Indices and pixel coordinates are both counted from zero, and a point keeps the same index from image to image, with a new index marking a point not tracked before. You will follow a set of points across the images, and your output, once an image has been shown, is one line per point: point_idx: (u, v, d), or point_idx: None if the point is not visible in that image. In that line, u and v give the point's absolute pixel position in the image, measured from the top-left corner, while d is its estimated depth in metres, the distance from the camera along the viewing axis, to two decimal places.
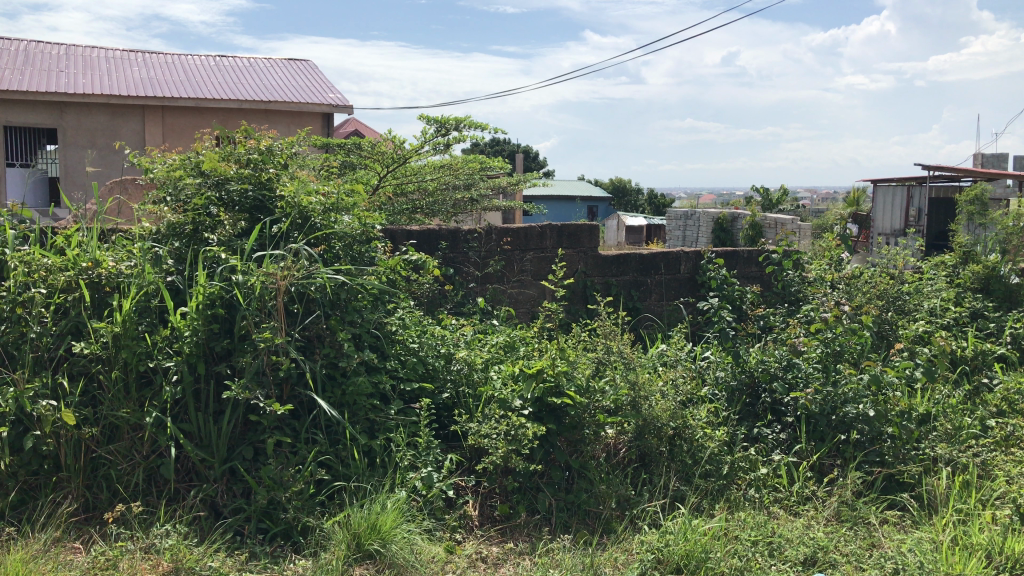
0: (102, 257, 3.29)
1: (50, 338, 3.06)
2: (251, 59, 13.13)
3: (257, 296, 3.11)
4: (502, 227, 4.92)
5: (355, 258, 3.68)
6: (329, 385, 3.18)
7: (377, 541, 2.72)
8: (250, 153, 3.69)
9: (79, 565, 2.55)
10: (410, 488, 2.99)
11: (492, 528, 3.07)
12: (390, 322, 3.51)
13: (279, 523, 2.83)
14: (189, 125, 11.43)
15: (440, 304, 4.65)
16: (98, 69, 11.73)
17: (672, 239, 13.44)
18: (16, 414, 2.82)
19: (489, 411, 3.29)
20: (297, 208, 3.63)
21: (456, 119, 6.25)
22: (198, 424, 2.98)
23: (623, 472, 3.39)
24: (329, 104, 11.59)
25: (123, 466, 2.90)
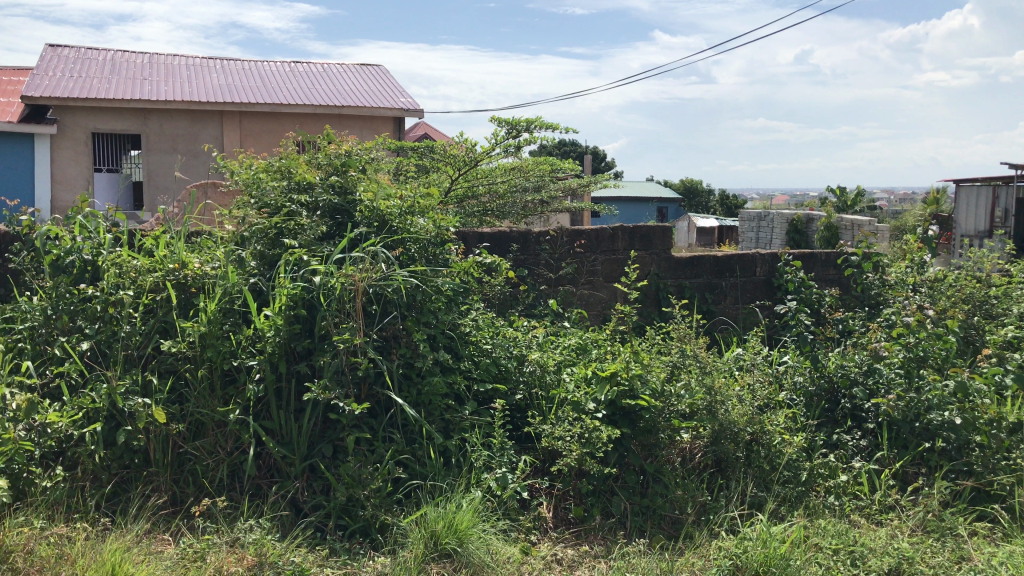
0: (189, 258, 3.42)
1: (139, 337, 3.18)
2: (325, 65, 13.44)
3: (337, 297, 3.20)
4: (574, 230, 4.91)
5: (431, 260, 3.70)
6: (405, 384, 3.23)
7: (454, 540, 2.75)
8: (333, 159, 3.80)
9: (169, 556, 2.62)
10: (485, 489, 3.01)
11: (567, 531, 3.07)
12: (464, 323, 3.54)
13: (357, 520, 2.88)
14: (266, 129, 11.74)
15: (512, 306, 4.68)
16: (179, 77, 12.13)
17: (745, 241, 13.23)
18: (109, 409, 2.96)
19: (563, 413, 3.31)
20: (376, 211, 3.70)
21: (526, 120, 6.27)
22: (279, 422, 3.06)
23: (699, 477, 3.36)
24: (400, 108, 11.76)
25: (208, 461, 2.99)
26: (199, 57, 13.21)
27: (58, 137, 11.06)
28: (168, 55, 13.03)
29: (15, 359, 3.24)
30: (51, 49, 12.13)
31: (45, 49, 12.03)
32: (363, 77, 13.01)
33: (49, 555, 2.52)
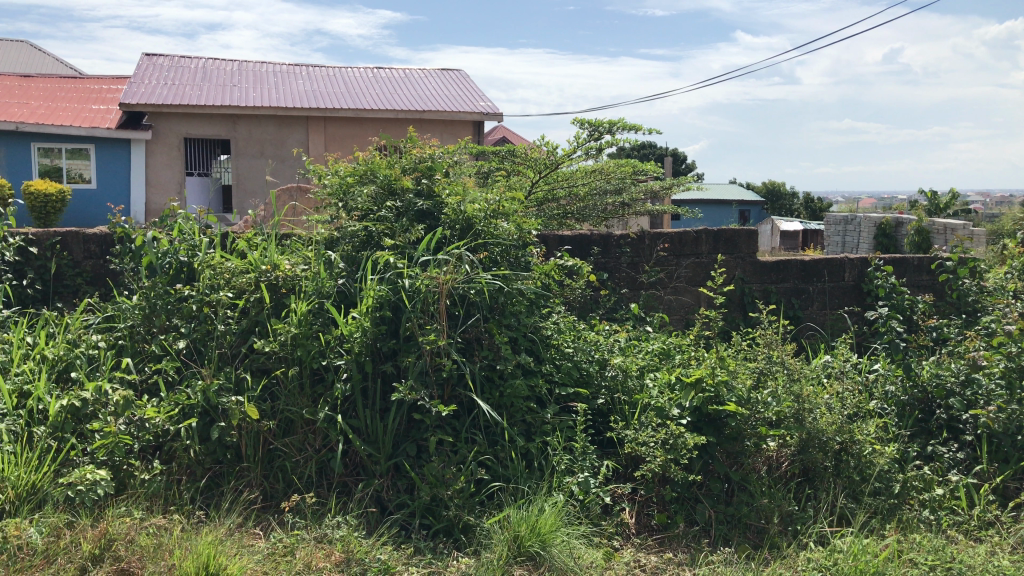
0: (280, 261, 3.54)
1: (233, 336, 3.32)
2: (407, 70, 13.66)
3: (421, 298, 3.25)
4: (658, 233, 4.87)
5: (513, 264, 3.70)
6: (488, 387, 3.25)
7: (537, 543, 2.75)
8: (416, 162, 3.86)
9: (261, 550, 2.68)
10: (567, 493, 3.00)
11: (650, 537, 3.04)
12: (546, 326, 3.54)
13: (441, 520, 2.91)
14: (349, 134, 11.98)
15: (593, 310, 4.65)
16: (267, 83, 12.49)
17: (830, 244, 12.91)
18: (204, 405, 3.07)
19: (646, 418, 3.28)
20: (461, 214, 3.74)
21: (609, 121, 6.23)
22: (365, 420, 3.12)
23: (786, 487, 3.27)
24: (480, 113, 11.86)
25: (297, 458, 3.06)
26: (285, 64, 13.60)
27: (152, 143, 11.46)
28: (256, 63, 13.45)
29: (116, 356, 3.37)
30: (148, 59, 12.64)
31: (141, 59, 12.54)
32: (444, 81, 13.17)
33: (148, 545, 2.60)
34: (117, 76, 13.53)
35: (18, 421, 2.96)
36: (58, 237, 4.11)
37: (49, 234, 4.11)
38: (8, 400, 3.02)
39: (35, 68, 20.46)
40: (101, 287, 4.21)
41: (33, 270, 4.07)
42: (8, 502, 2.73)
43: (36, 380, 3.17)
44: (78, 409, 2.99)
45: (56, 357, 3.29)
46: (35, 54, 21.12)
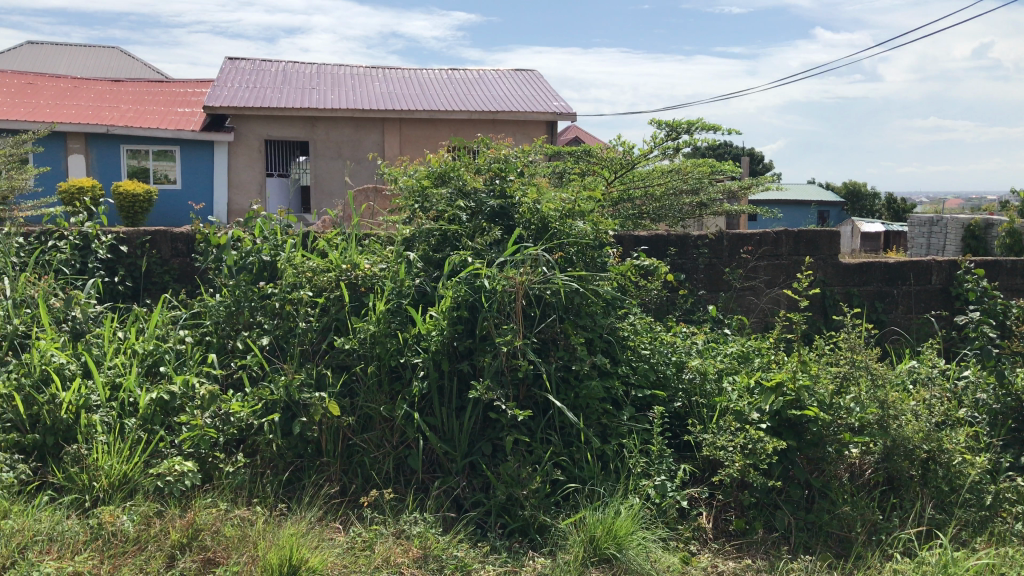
0: (360, 260, 3.63)
1: (314, 333, 3.40)
2: (481, 71, 13.74)
3: (497, 298, 3.26)
4: (736, 235, 4.80)
5: (589, 264, 3.67)
6: (563, 387, 3.23)
7: (614, 545, 2.74)
8: (491, 163, 3.87)
9: (340, 544, 2.73)
10: (643, 496, 2.98)
11: (728, 543, 3.00)
12: (622, 328, 3.51)
13: (517, 519, 2.91)
14: (423, 136, 12.12)
15: (669, 312, 4.61)
16: (344, 85, 12.72)
17: (914, 246, 12.52)
18: (286, 400, 3.16)
19: (725, 422, 3.25)
20: (537, 214, 3.74)
21: (688, 121, 6.15)
22: (441, 418, 3.16)
23: (869, 495, 3.19)
24: (553, 113, 11.84)
25: (376, 454, 3.11)
26: (361, 67, 13.84)
27: (235, 145, 11.80)
28: (333, 66, 13.72)
29: (203, 351, 3.49)
30: (231, 63, 13.03)
31: (225, 63, 12.92)
32: (517, 82, 13.20)
33: (233, 535, 2.67)
34: (202, 80, 13.96)
35: (110, 412, 3.07)
36: (147, 237, 4.26)
37: (139, 233, 4.27)
38: (102, 392, 3.14)
39: (125, 74, 21.26)
40: (188, 284, 4.33)
41: (124, 268, 4.23)
42: (102, 489, 2.84)
43: (128, 373, 3.28)
44: (166, 402, 3.11)
45: (145, 351, 3.40)
46: (124, 60, 21.95)
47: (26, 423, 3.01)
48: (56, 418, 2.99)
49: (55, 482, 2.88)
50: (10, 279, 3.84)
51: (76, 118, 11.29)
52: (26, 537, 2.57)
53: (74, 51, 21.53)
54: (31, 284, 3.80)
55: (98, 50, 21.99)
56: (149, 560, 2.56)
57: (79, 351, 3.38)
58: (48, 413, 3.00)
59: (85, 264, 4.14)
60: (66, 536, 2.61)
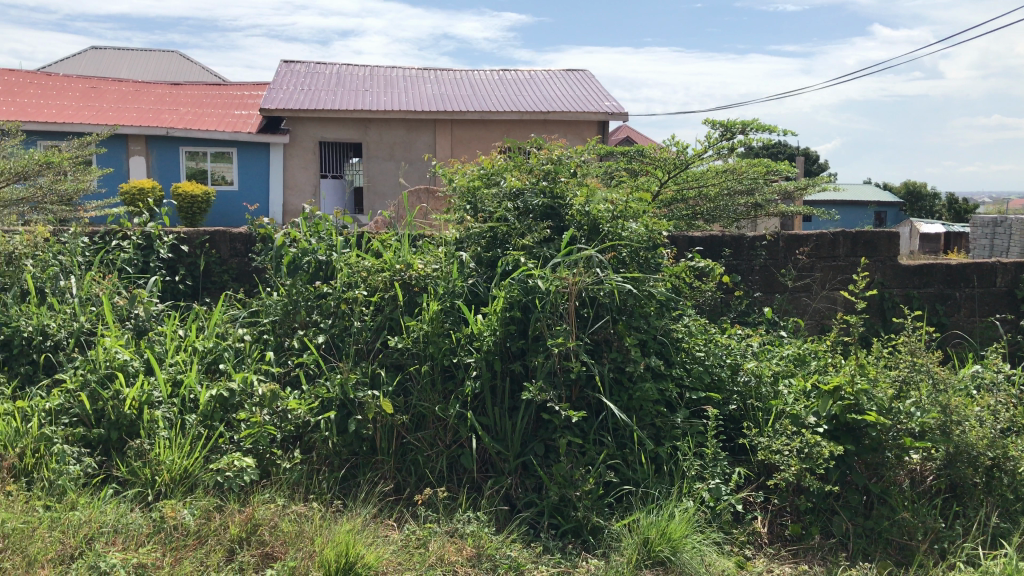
0: (413, 260, 3.66)
1: (368, 332, 3.45)
2: (532, 72, 13.75)
3: (551, 299, 3.26)
4: (793, 236, 4.74)
5: (643, 265, 3.62)
6: (617, 389, 3.22)
7: (667, 548, 2.72)
8: (543, 164, 3.87)
9: (395, 541, 2.75)
10: (698, 499, 2.95)
11: (784, 548, 2.96)
12: (677, 329, 3.47)
13: (570, 520, 2.91)
14: (475, 137, 12.17)
15: (723, 313, 4.57)
16: (397, 87, 12.84)
17: (977, 248, 12.20)
18: (341, 398, 3.20)
19: (780, 426, 3.20)
20: (587, 215, 3.72)
21: (743, 121, 6.08)
22: (494, 418, 3.17)
23: (931, 502, 3.12)
24: (605, 113, 11.80)
25: (429, 453, 3.14)
26: (414, 69, 13.96)
27: (290, 147, 11.99)
28: (386, 68, 13.88)
29: (260, 350, 3.56)
30: (287, 66, 13.25)
31: (281, 66, 13.16)
32: (569, 82, 13.18)
33: (291, 530, 2.71)
34: (258, 83, 14.22)
35: (172, 409, 3.14)
36: (207, 237, 4.36)
37: (199, 233, 4.37)
38: (164, 388, 3.21)
39: (184, 77, 21.73)
40: (245, 284, 4.41)
41: (184, 268, 4.33)
42: (164, 483, 2.91)
43: (189, 370, 3.36)
44: (226, 399, 3.17)
45: (206, 349, 3.48)
46: (184, 64, 22.43)
47: (92, 418, 3.10)
48: (120, 414, 3.07)
49: (119, 475, 2.96)
50: (76, 278, 3.96)
51: (138, 121, 11.58)
52: (93, 529, 2.64)
53: (136, 56, 22.09)
54: (96, 283, 3.91)
55: (158, 54, 22.53)
56: (209, 553, 2.61)
57: (142, 348, 3.46)
58: (113, 409, 3.09)
59: (147, 263, 4.25)
60: (130, 529, 2.67)
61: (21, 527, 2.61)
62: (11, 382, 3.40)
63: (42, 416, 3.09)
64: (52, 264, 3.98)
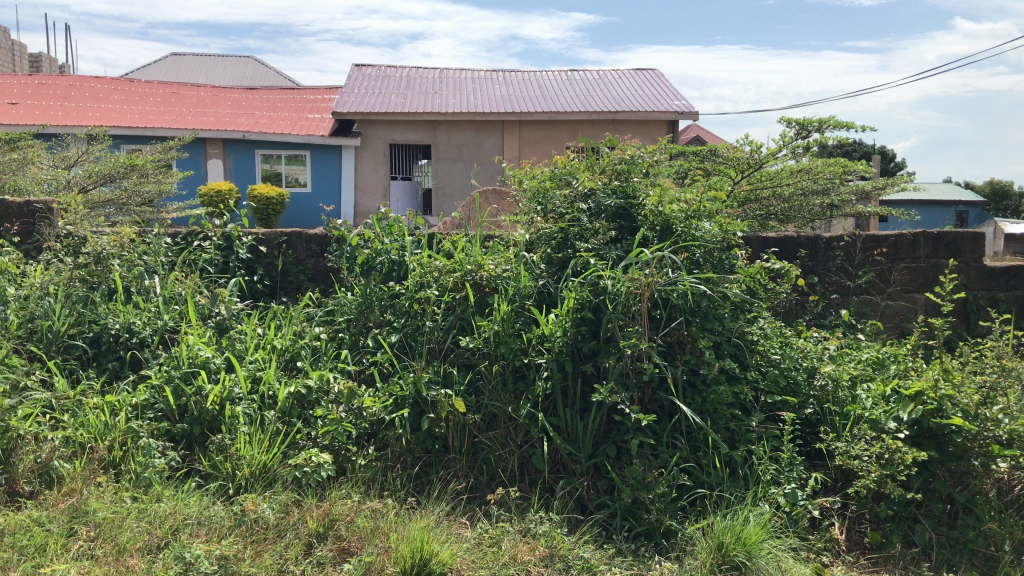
0: (484, 261, 3.68)
1: (440, 332, 3.48)
2: (601, 72, 13.70)
3: (623, 300, 3.24)
4: (871, 237, 4.63)
5: (717, 266, 3.57)
6: (690, 391, 3.19)
7: (742, 553, 2.68)
8: (615, 164, 3.88)
9: (468, 539, 2.77)
10: (773, 504, 2.91)
11: (863, 556, 2.89)
12: (752, 331, 3.42)
13: (642, 522, 2.90)
14: (545, 138, 12.19)
15: (798, 315, 4.49)
16: (466, 89, 12.94)
17: None
18: (414, 396, 3.25)
19: (859, 431, 3.13)
20: (660, 215, 3.67)
21: (819, 120, 5.96)
22: (565, 419, 3.17)
23: (1020, 513, 3.01)
24: (674, 112, 11.69)
25: (500, 452, 3.16)
26: (483, 71, 14.06)
27: (361, 150, 12.20)
28: (455, 71, 14.01)
29: (336, 348, 3.64)
30: (357, 70, 13.47)
31: (352, 70, 13.39)
32: (638, 82, 13.11)
33: (367, 527, 2.76)
34: (331, 87, 14.49)
35: (252, 405, 3.23)
36: (284, 237, 4.46)
37: (276, 233, 4.47)
38: (243, 385, 3.30)
39: (259, 82, 22.24)
40: (321, 284, 4.50)
41: (262, 268, 4.45)
42: (244, 478, 2.98)
43: (268, 368, 3.44)
44: (303, 395, 3.25)
45: (284, 347, 3.57)
46: (259, 69, 23.00)
47: (176, 413, 3.20)
48: (202, 409, 3.17)
49: (201, 469, 3.04)
50: (160, 278, 4.09)
51: (216, 125, 11.92)
52: (177, 520, 2.72)
53: (213, 62, 22.73)
54: (179, 283, 4.04)
55: (235, 59, 23.15)
56: (288, 546, 2.67)
57: (223, 344, 3.56)
58: (195, 404, 3.18)
59: (226, 263, 4.37)
60: (212, 521, 2.74)
61: (110, 517, 2.71)
62: (100, 377, 3.53)
63: (129, 410, 3.20)
64: (137, 263, 4.12)
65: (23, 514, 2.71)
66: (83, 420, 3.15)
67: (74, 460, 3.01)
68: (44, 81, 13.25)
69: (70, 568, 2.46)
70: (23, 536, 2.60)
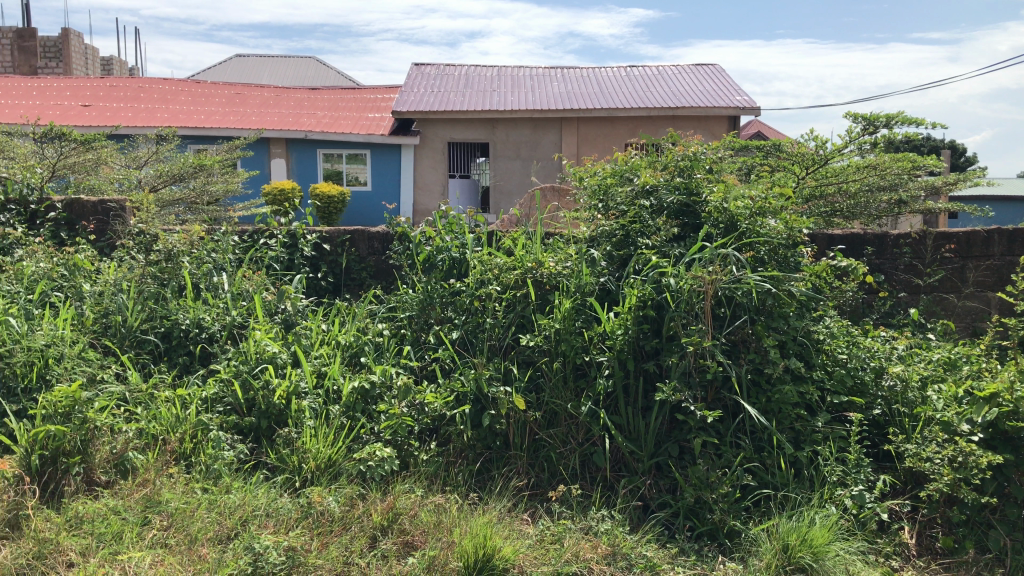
0: (544, 258, 3.68)
1: (501, 329, 3.50)
2: (661, 67, 13.58)
3: (686, 298, 3.22)
4: (942, 234, 4.51)
5: (781, 263, 3.52)
6: (754, 391, 3.16)
7: (809, 554, 2.64)
8: (679, 161, 3.80)
9: (531, 535, 2.78)
10: (840, 507, 2.86)
11: (934, 561, 2.83)
12: (818, 331, 3.36)
13: (705, 522, 2.87)
14: (603, 135, 12.13)
15: (865, 314, 4.40)
16: (524, 87, 12.95)
17: None
18: (475, 393, 3.28)
19: (930, 433, 3.06)
20: (726, 211, 3.62)
21: (887, 115, 5.81)
22: (627, 418, 3.17)
23: None
24: (735, 107, 11.54)
25: (562, 449, 3.17)
26: (541, 68, 14.05)
27: (420, 148, 12.31)
28: (513, 68, 14.03)
29: (397, 344, 3.69)
30: (417, 69, 13.59)
31: (412, 69, 13.51)
32: (698, 77, 12.97)
33: (430, 521, 2.79)
34: (391, 86, 14.65)
35: (317, 399, 3.29)
36: (347, 236, 4.54)
37: (340, 231, 4.55)
38: (309, 380, 3.37)
39: (321, 82, 22.55)
40: (383, 281, 4.56)
41: (326, 265, 4.53)
42: (310, 471, 3.04)
43: (332, 363, 3.50)
44: (367, 391, 3.31)
45: (348, 342, 3.62)
46: (321, 70, 23.34)
47: (244, 407, 3.28)
48: (270, 403, 3.24)
49: (269, 462, 3.11)
50: (228, 275, 4.18)
51: (279, 125, 12.15)
52: (246, 512, 2.79)
53: (277, 63, 23.14)
54: (247, 279, 4.13)
55: (296, 61, 23.48)
56: (353, 539, 2.71)
57: (289, 339, 3.63)
58: (263, 398, 3.26)
59: (292, 261, 4.46)
60: (280, 513, 2.80)
61: (183, 507, 2.79)
62: (171, 370, 3.63)
63: (200, 403, 3.28)
64: (206, 260, 4.22)
65: (100, 503, 2.80)
66: (156, 413, 3.23)
67: (148, 451, 3.09)
68: (115, 82, 13.65)
69: (146, 556, 2.54)
70: (101, 524, 2.69)
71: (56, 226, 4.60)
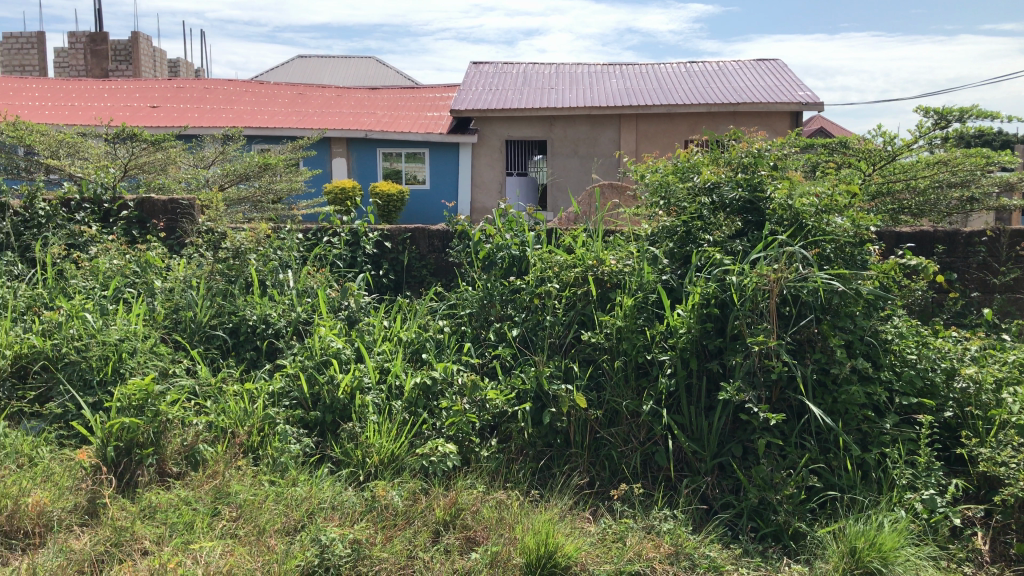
0: (606, 257, 3.68)
1: (561, 327, 3.51)
2: (721, 63, 13.41)
3: (750, 297, 3.18)
4: (1017, 232, 4.37)
5: (847, 262, 3.44)
6: (820, 391, 3.11)
7: (877, 559, 2.58)
8: (742, 157, 3.79)
9: (593, 533, 2.78)
10: (910, 510, 2.80)
11: (1009, 568, 2.73)
12: (886, 330, 3.29)
13: (770, 523, 2.84)
14: (662, 131, 12.02)
15: (935, 314, 4.30)
16: (582, 84, 12.91)
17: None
18: (535, 391, 3.31)
19: (1005, 437, 2.97)
20: (790, 209, 3.56)
21: (959, 109, 5.66)
22: (690, 417, 3.14)
23: None
24: (797, 103, 11.35)
25: (623, 448, 3.16)
26: (599, 66, 13.99)
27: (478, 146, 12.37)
28: (571, 66, 14.00)
29: (458, 341, 3.72)
30: (475, 68, 13.65)
31: (470, 68, 13.57)
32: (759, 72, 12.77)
33: (492, 517, 2.81)
34: (450, 85, 14.74)
35: (380, 394, 3.34)
36: (408, 233, 4.58)
37: (402, 229, 4.60)
38: (373, 375, 3.41)
39: (381, 82, 22.78)
40: (443, 278, 4.60)
41: (388, 262, 4.60)
42: (374, 465, 3.08)
43: (395, 359, 3.55)
44: (429, 386, 3.34)
45: (411, 338, 3.66)
46: (380, 70, 23.59)
47: (310, 401, 3.34)
48: (334, 398, 3.30)
49: (333, 456, 3.15)
50: (293, 272, 4.26)
51: (340, 124, 12.32)
52: (313, 504, 2.84)
53: (338, 64, 23.45)
54: (312, 276, 4.21)
55: (356, 61, 23.75)
56: (416, 533, 2.75)
57: (352, 336, 3.69)
58: (328, 393, 3.32)
59: (355, 258, 4.53)
60: (345, 506, 2.85)
61: (252, 499, 2.86)
62: (239, 365, 3.71)
63: (267, 397, 3.35)
64: (272, 257, 4.28)
65: (172, 494, 2.88)
66: (224, 406, 3.31)
67: (217, 443, 3.16)
68: (183, 83, 14.00)
69: (216, 546, 2.60)
70: (173, 514, 2.77)
71: (128, 224, 4.74)
